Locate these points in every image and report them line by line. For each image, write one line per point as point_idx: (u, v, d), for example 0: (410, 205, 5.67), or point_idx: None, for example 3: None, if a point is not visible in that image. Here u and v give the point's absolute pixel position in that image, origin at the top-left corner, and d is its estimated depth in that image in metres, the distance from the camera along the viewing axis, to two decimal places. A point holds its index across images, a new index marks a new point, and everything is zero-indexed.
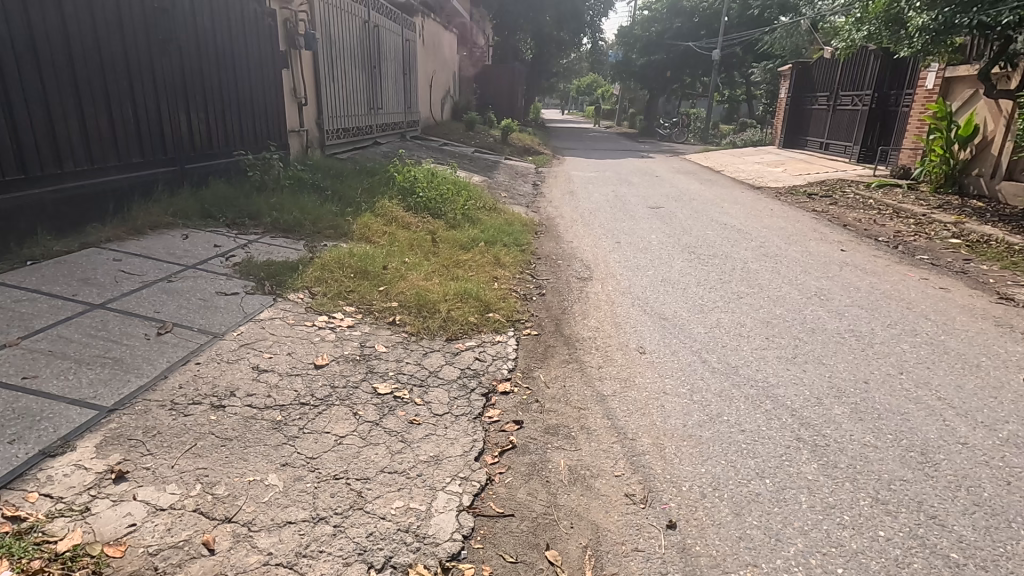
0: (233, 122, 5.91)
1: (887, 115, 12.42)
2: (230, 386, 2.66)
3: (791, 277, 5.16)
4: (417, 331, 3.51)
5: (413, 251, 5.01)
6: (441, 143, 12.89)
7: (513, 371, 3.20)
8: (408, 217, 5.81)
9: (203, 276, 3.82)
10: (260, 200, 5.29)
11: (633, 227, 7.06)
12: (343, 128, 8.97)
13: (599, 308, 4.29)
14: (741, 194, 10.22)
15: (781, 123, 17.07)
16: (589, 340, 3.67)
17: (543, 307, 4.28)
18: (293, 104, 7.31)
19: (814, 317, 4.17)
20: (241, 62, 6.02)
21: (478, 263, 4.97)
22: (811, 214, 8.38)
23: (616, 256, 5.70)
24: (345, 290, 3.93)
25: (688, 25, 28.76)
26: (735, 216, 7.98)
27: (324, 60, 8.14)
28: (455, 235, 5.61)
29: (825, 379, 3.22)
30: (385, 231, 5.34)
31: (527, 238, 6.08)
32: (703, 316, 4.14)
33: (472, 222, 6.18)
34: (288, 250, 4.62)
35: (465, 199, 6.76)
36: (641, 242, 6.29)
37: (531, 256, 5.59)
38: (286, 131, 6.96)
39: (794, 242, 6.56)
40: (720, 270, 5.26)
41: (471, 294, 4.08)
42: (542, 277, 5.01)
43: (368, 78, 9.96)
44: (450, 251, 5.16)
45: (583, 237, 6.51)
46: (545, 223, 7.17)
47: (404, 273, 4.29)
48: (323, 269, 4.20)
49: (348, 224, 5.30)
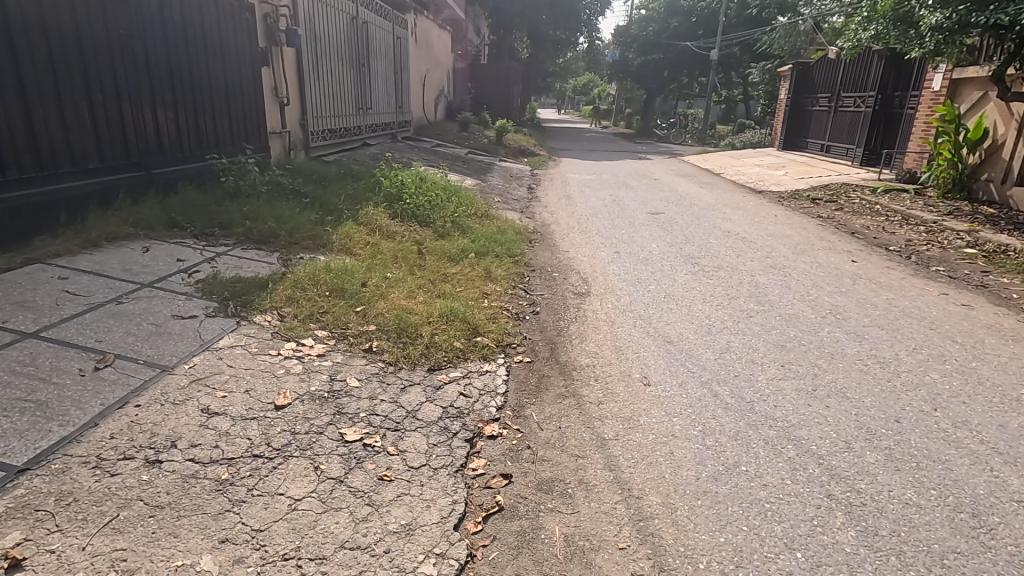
0: (205, 125, 5.53)
1: (891, 117, 12.12)
2: (171, 434, 2.29)
3: (802, 292, 4.82)
4: (396, 361, 3.16)
5: (397, 264, 4.64)
6: (433, 143, 12.51)
7: (502, 409, 2.84)
8: (393, 226, 5.43)
9: (160, 296, 3.44)
10: (233, 208, 4.92)
11: (632, 235, 6.70)
12: (329, 129, 8.59)
13: (598, 328, 3.94)
14: (742, 198, 9.90)
15: (781, 124, 16.75)
16: (587, 369, 3.32)
17: (537, 328, 3.93)
18: (275, 104, 6.94)
19: (832, 339, 3.83)
20: (215, 60, 5.63)
21: (467, 278, 4.62)
22: (816, 221, 8.06)
23: (615, 268, 5.35)
24: (318, 312, 3.57)
25: (687, 25, 28.46)
26: (738, 223, 7.64)
27: (308, 58, 7.75)
28: (443, 245, 5.25)
29: (852, 417, 2.87)
30: (368, 242, 4.97)
31: (520, 248, 5.71)
32: (710, 338, 3.80)
33: (462, 231, 5.81)
34: (260, 264, 4.25)
35: (456, 206, 6.40)
36: (641, 252, 5.93)
37: (524, 268, 5.23)
38: (265, 133, 6.57)
39: (802, 252, 6.21)
40: (727, 285, 4.92)
41: (456, 314, 3.72)
42: (536, 293, 4.66)
43: (357, 76, 9.57)
44: (437, 264, 4.79)
45: (580, 245, 6.15)
46: (539, 230, 6.81)
47: (385, 291, 3.93)
48: (296, 287, 3.84)
49: (328, 233, 4.93)
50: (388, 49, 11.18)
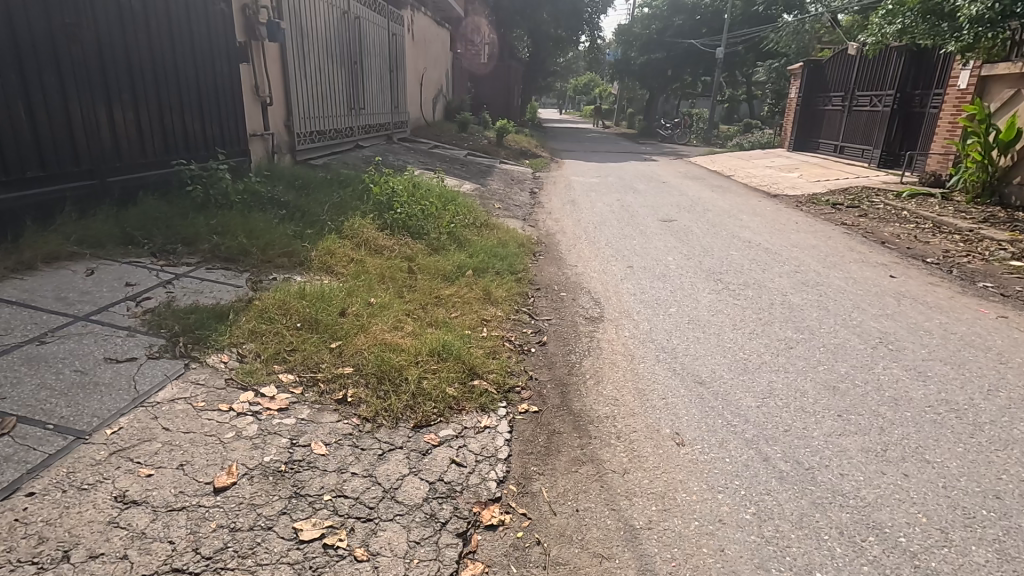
0: (173, 125, 4.97)
1: (911, 116, 11.54)
2: (64, 540, 1.73)
3: (844, 315, 4.26)
4: (374, 416, 2.59)
5: (384, 287, 4.08)
6: (431, 145, 11.95)
7: (504, 484, 2.29)
8: (382, 239, 4.87)
9: (94, 334, 2.88)
10: (200, 220, 4.35)
11: (645, 246, 6.14)
12: (319, 130, 8.04)
13: (615, 365, 3.37)
14: (757, 203, 9.34)
15: (793, 123, 16.17)
16: (606, 423, 2.75)
17: (545, 365, 3.36)
18: (257, 104, 6.39)
19: (890, 379, 3.26)
20: (184, 55, 5.08)
21: (463, 302, 4.06)
22: (840, 228, 7.50)
23: (628, 287, 4.79)
24: (285, 350, 3.01)
25: (691, 23, 27.93)
26: (758, 232, 7.08)
27: (294, 53, 7.18)
28: (437, 262, 4.69)
29: (940, 492, 2.30)
30: (352, 260, 4.41)
31: (523, 263, 5.14)
32: (748, 379, 3.23)
33: (458, 245, 5.25)
34: (226, 288, 3.69)
35: (452, 215, 5.83)
36: (657, 266, 5.37)
37: (528, 286, 4.68)
38: (244, 136, 6.00)
39: (833, 265, 5.65)
40: (756, 308, 4.37)
41: (450, 351, 3.15)
42: (543, 318, 4.09)
43: (348, 74, 9.00)
44: (430, 286, 4.22)
45: (589, 259, 5.59)
46: (543, 241, 6.25)
47: (368, 321, 3.38)
48: (262, 318, 3.27)
49: (307, 249, 4.37)
50: (382, 46, 10.61)
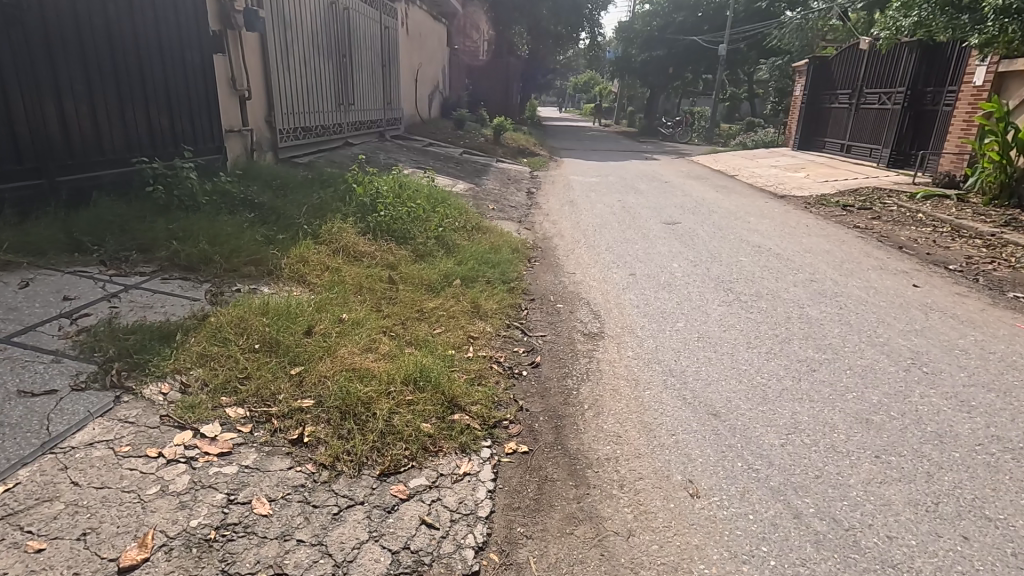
0: (135, 120, 4.58)
1: (922, 114, 11.13)
2: None
3: (869, 332, 3.87)
4: (334, 462, 2.20)
5: (360, 300, 3.67)
6: (425, 143, 11.55)
7: (484, 553, 1.90)
8: (362, 245, 4.47)
9: (13, 360, 2.49)
10: (159, 224, 3.96)
11: (648, 251, 5.74)
12: (303, 126, 7.64)
13: (616, 392, 2.97)
14: (764, 204, 8.94)
15: (797, 122, 15.77)
16: (607, 468, 2.36)
17: (537, 392, 2.96)
18: (234, 98, 6.00)
19: (930, 410, 2.86)
20: (149, 44, 4.68)
21: (448, 317, 3.66)
22: (853, 232, 7.12)
23: (630, 298, 4.38)
24: (237, 378, 2.61)
25: (693, 19, 27.53)
26: (767, 235, 6.69)
27: (274, 44, 6.77)
28: (422, 271, 4.28)
29: (1011, 562, 1.91)
30: (327, 268, 4.02)
31: (517, 271, 4.75)
32: (769, 410, 2.84)
33: (446, 251, 4.85)
34: (181, 301, 3.29)
35: (440, 217, 5.42)
36: (661, 274, 4.97)
37: (521, 296, 4.29)
38: (218, 132, 5.59)
39: (850, 273, 5.27)
40: (772, 322, 3.98)
41: (429, 378, 2.75)
42: (536, 334, 3.69)
43: (336, 68, 8.59)
44: (412, 298, 3.82)
45: (588, 265, 5.21)
46: (539, 245, 5.86)
47: (337, 342, 2.98)
48: (215, 337, 2.88)
49: (277, 257, 3.97)
50: (373, 39, 10.20)
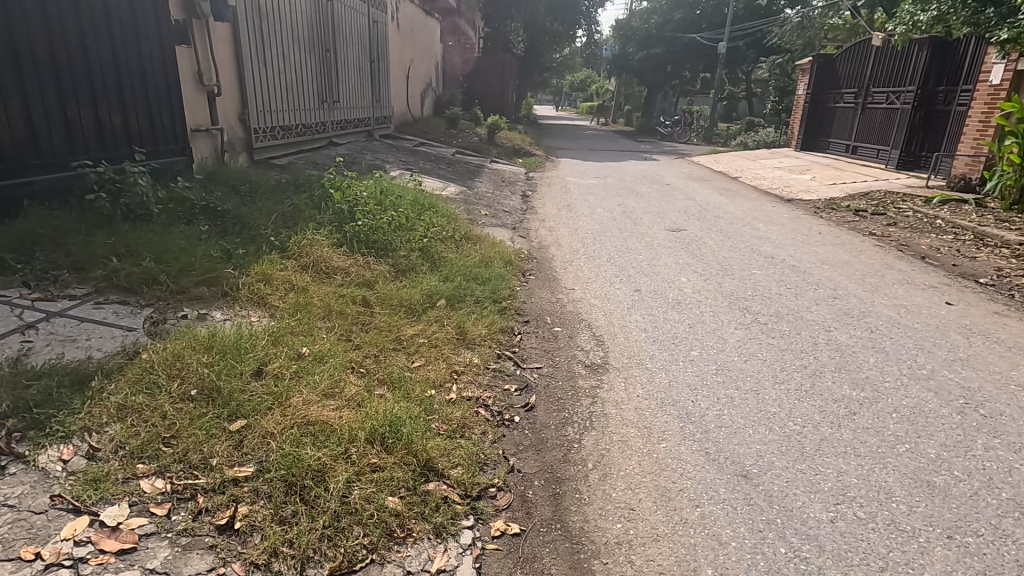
0: (80, 120, 4.12)
1: (933, 114, 10.70)
2: None
3: (909, 362, 3.41)
4: (269, 561, 1.71)
5: (328, 327, 3.20)
6: (415, 142, 11.03)
7: None
8: (336, 261, 3.98)
9: None
10: (100, 236, 3.47)
11: (653, 262, 5.26)
12: (282, 125, 7.13)
13: (626, 447, 2.50)
14: (772, 209, 8.48)
15: (800, 122, 15.33)
16: (619, 559, 1.89)
17: (532, 444, 2.49)
18: (200, 94, 5.49)
19: (1000, 468, 2.40)
20: (96, 35, 4.21)
21: (429, 348, 3.19)
22: (870, 240, 6.68)
23: (636, 320, 3.91)
24: (162, 436, 2.12)
25: (691, 17, 27.11)
26: (779, 244, 6.24)
27: (248, 36, 6.26)
28: (402, 289, 3.80)
29: None
30: (293, 289, 3.54)
31: (509, 288, 4.28)
32: (809, 468, 2.37)
33: (431, 266, 4.37)
34: (112, 331, 2.80)
35: (426, 226, 4.94)
36: (670, 290, 4.50)
37: (513, 318, 3.82)
38: (180, 131, 5.08)
39: (875, 288, 4.82)
40: (797, 350, 3.52)
41: (399, 434, 2.27)
42: (531, 366, 3.22)
43: (320, 62, 8.08)
44: (388, 324, 3.34)
45: (589, 279, 4.75)
46: (535, 256, 5.39)
47: (292, 386, 2.49)
48: (141, 379, 2.38)
49: (235, 275, 3.48)
50: (361, 33, 9.68)
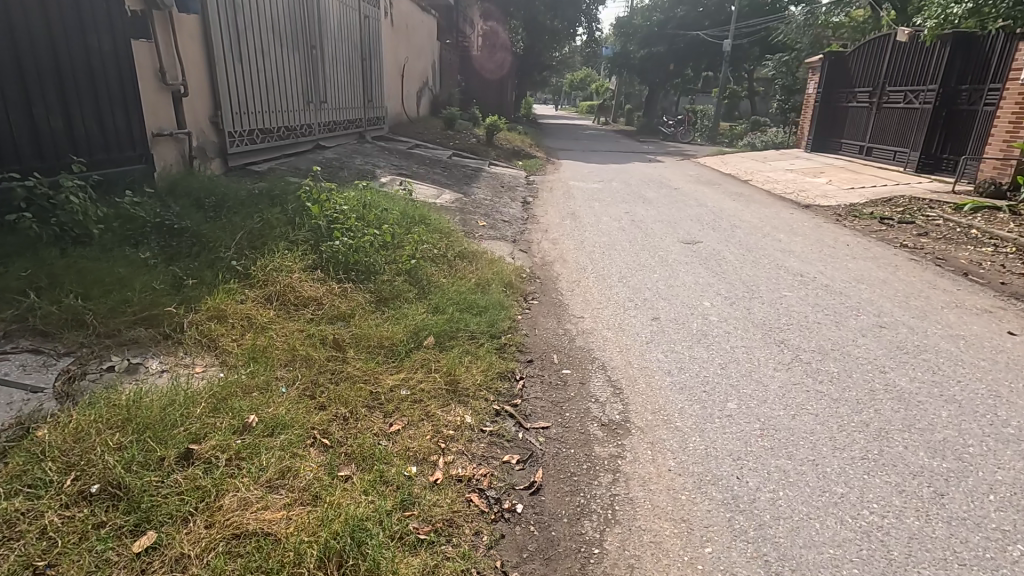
0: (9, 125, 3.55)
1: (956, 115, 10.13)
2: None
3: (990, 415, 2.84)
4: None
5: (290, 379, 2.64)
6: (410, 144, 10.47)
7: None
8: (306, 289, 3.42)
9: None
10: (18, 265, 2.89)
11: (670, 282, 4.70)
12: (261, 128, 6.54)
13: (661, 554, 1.94)
14: (789, 216, 7.93)
15: (811, 122, 14.76)
16: None
17: (539, 549, 1.94)
18: (164, 94, 4.91)
19: None
20: (29, 27, 3.65)
21: (412, 406, 2.63)
22: (902, 253, 6.12)
23: (658, 358, 3.35)
24: (32, 566, 1.53)
25: (693, 14, 26.53)
26: (805, 258, 5.68)
27: (220, 30, 5.67)
28: (383, 325, 3.25)
29: None
30: (252, 327, 2.98)
31: (509, 319, 3.72)
32: None
33: (419, 292, 3.80)
34: (10, 395, 2.22)
35: (414, 243, 4.37)
36: (693, 319, 3.94)
37: (513, 358, 3.26)
38: (137, 137, 4.51)
39: (925, 313, 4.25)
40: (853, 400, 2.95)
41: (364, 554, 1.71)
42: (535, 425, 2.66)
43: (305, 59, 7.50)
44: (363, 373, 2.78)
45: (600, 305, 4.19)
46: (539, 275, 4.84)
47: (227, 477, 1.92)
48: (22, 474, 1.80)
49: (182, 312, 2.91)
50: (351, 28, 9.09)
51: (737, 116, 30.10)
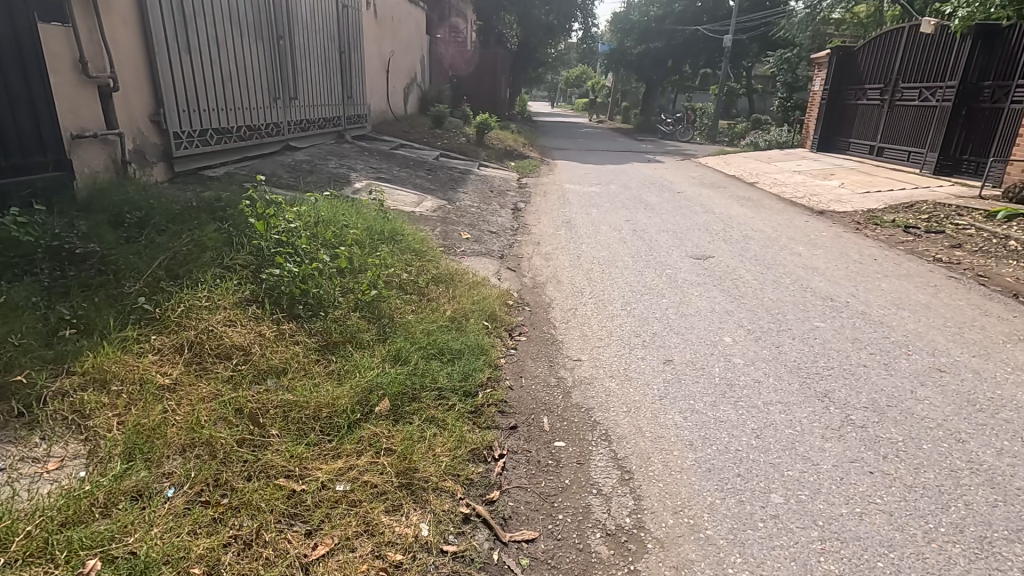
0: None
1: (976, 114, 9.43)
2: None
3: None
4: None
5: (180, 474, 1.94)
6: (394, 144, 9.73)
7: None
8: (231, 334, 2.70)
9: None
10: None
11: (682, 310, 4.01)
12: (217, 127, 5.81)
13: None
14: (804, 224, 7.27)
15: (817, 120, 14.09)
16: None
17: None
18: (88, 89, 4.18)
19: None
20: None
21: (347, 513, 1.93)
22: (938, 269, 5.45)
23: (675, 423, 2.65)
24: None
25: (692, 9, 25.82)
26: (831, 276, 5.00)
27: (161, 16, 4.93)
28: (325, 384, 2.54)
29: None
30: (143, 394, 2.26)
31: (489, 366, 3.00)
32: None
33: (378, 332, 3.09)
34: None
35: (378, 268, 3.65)
36: (713, 362, 3.26)
37: (491, 427, 2.55)
38: (45, 141, 3.79)
39: (988, 351, 3.57)
40: (932, 489, 2.26)
41: None
42: (517, 537, 1.97)
43: (271, 51, 6.75)
44: (287, 462, 2.07)
45: (601, 342, 3.49)
46: (528, 301, 4.14)
47: None
48: None
49: (46, 378, 2.20)
50: (326, 18, 8.34)
51: (735, 113, 29.48)
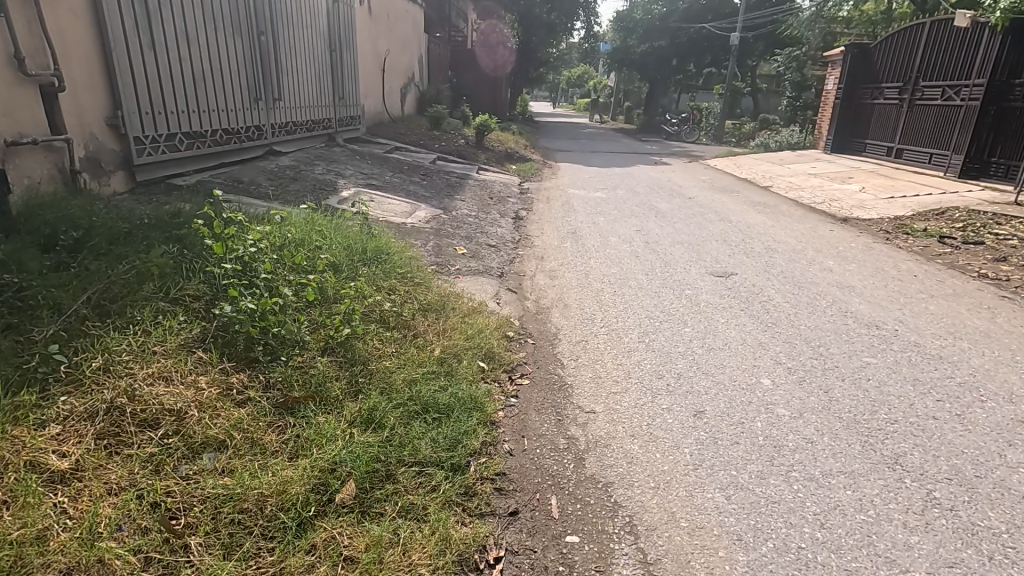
0: None
1: (1006, 113, 8.89)
2: None
3: None
4: None
5: None
6: (388, 147, 9.19)
7: None
8: (161, 394, 2.16)
9: None
10: None
11: (708, 343, 3.47)
12: (188, 130, 5.27)
13: None
14: (828, 233, 6.73)
15: (830, 120, 13.52)
16: None
17: None
18: (26, 88, 3.64)
19: None
20: None
21: None
22: (986, 287, 4.91)
23: (717, 507, 2.10)
24: None
25: (696, 7, 25.28)
26: (871, 297, 4.45)
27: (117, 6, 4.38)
28: (273, 464, 2.00)
29: None
30: (26, 488, 1.72)
31: (483, 427, 2.46)
32: None
33: (349, 384, 2.54)
34: None
35: (354, 298, 3.10)
36: (752, 413, 2.73)
37: (483, 517, 2.01)
38: None
39: None
40: None
41: None
42: None
43: (250, 46, 6.20)
44: None
45: (617, 387, 2.96)
46: (531, 331, 3.60)
47: None
48: None
49: None
50: (314, 13, 7.79)
51: (740, 113, 28.90)
